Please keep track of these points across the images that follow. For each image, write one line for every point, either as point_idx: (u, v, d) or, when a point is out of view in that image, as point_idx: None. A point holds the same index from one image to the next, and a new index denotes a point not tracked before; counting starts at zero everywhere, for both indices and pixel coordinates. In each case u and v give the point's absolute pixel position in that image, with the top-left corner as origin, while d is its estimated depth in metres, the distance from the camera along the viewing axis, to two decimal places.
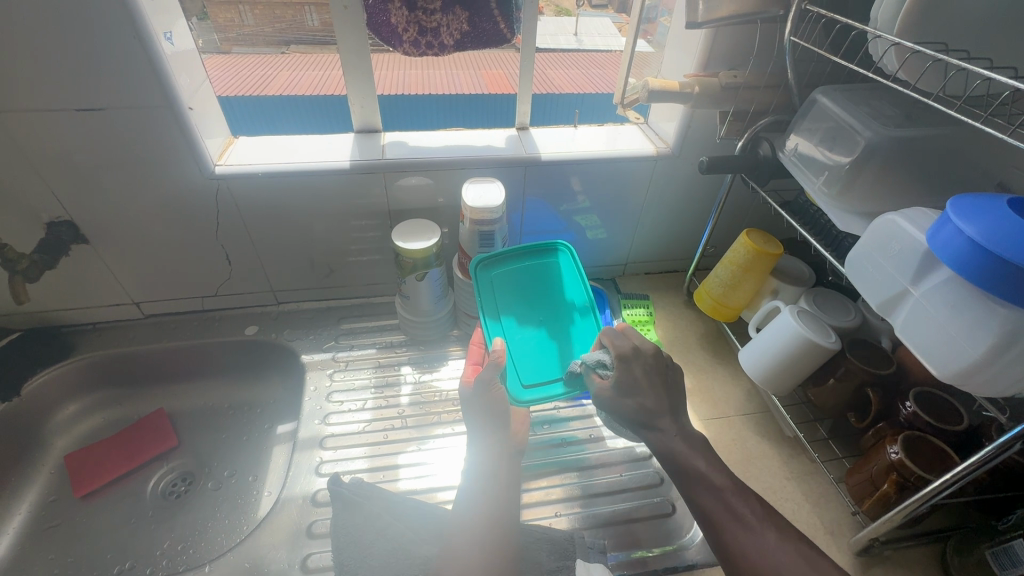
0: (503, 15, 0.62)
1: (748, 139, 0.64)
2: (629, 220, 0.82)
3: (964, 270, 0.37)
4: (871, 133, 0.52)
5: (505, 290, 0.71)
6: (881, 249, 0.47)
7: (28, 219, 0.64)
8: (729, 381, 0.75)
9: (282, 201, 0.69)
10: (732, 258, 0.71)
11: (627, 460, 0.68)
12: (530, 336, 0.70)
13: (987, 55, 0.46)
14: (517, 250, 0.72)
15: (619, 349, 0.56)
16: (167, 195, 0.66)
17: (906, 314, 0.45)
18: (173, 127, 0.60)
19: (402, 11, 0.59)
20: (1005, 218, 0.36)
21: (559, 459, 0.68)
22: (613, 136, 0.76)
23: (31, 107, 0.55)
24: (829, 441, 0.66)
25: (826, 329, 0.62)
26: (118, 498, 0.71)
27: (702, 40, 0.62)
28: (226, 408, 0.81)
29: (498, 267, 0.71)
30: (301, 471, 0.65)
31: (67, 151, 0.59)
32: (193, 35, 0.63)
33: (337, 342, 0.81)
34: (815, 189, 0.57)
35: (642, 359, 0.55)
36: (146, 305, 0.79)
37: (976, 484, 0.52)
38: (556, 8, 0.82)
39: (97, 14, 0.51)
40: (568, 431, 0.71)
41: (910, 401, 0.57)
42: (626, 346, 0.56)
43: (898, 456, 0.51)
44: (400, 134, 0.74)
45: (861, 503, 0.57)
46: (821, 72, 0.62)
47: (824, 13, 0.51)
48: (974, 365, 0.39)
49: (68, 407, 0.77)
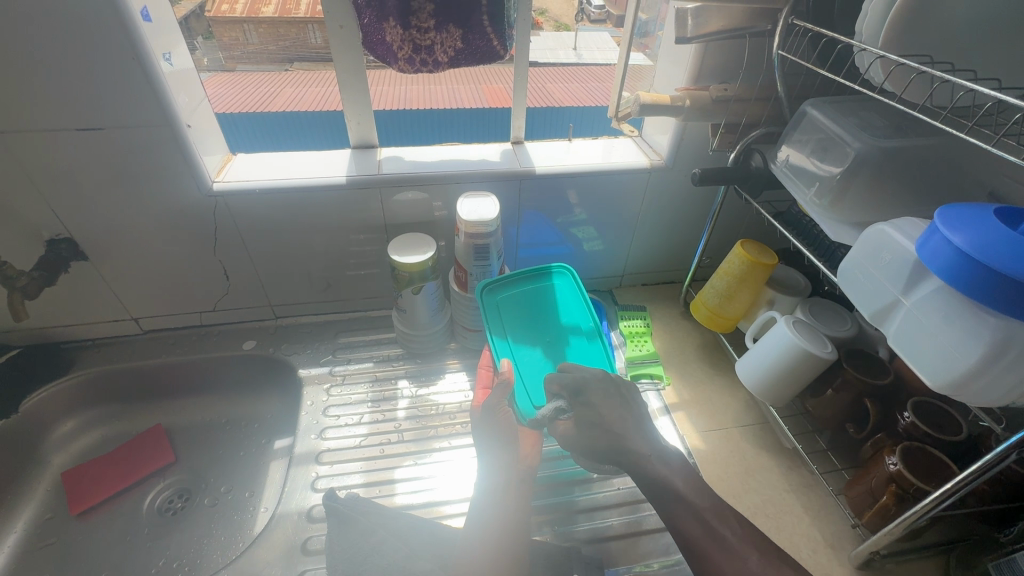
0: (496, 32, 0.63)
1: (740, 151, 0.64)
2: (625, 232, 0.82)
3: (953, 279, 0.37)
4: (859, 145, 0.52)
5: (509, 314, 0.73)
6: (873, 259, 0.47)
7: (28, 236, 0.65)
8: (728, 393, 0.75)
9: (279, 217, 0.70)
10: (727, 269, 0.71)
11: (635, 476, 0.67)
12: (537, 360, 0.71)
13: (972, 68, 0.47)
14: (520, 275, 0.75)
15: (569, 388, 0.56)
16: (165, 212, 0.67)
17: (899, 324, 0.45)
18: (171, 145, 0.61)
19: (397, 29, 0.60)
20: (993, 229, 0.36)
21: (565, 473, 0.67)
22: (608, 149, 0.77)
23: (32, 127, 0.56)
24: (829, 453, 0.65)
25: (822, 339, 0.61)
26: (114, 516, 0.70)
27: (692, 55, 0.63)
28: (223, 423, 0.81)
29: (503, 291, 0.73)
30: (297, 486, 0.65)
31: (66, 170, 0.60)
32: (191, 54, 0.65)
33: (334, 357, 0.81)
34: (806, 200, 0.57)
35: (588, 385, 0.56)
36: (144, 321, 0.79)
37: (977, 496, 0.52)
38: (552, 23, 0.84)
39: (98, 37, 0.52)
40: None
41: (908, 411, 0.56)
42: (570, 379, 0.57)
43: (897, 467, 0.51)
44: (397, 149, 0.75)
45: (861, 515, 0.56)
46: (810, 85, 0.62)
47: (810, 27, 0.52)
48: (967, 375, 0.39)
49: (66, 424, 0.77)
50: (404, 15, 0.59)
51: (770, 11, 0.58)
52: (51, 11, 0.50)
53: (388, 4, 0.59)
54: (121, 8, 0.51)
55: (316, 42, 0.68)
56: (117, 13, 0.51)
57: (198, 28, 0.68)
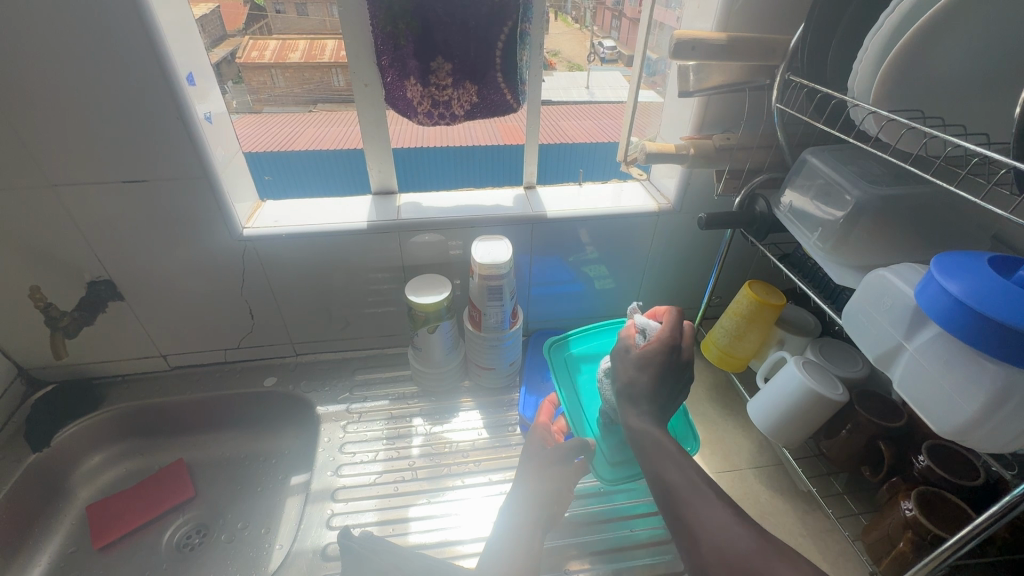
0: (510, 87, 0.67)
1: (745, 195, 0.66)
2: (636, 272, 0.84)
3: (952, 326, 0.38)
4: (858, 193, 0.54)
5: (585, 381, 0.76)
6: (876, 304, 0.49)
7: (72, 279, 0.69)
8: (740, 434, 0.75)
9: (304, 259, 0.74)
10: (736, 309, 0.73)
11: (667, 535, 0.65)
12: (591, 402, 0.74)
13: (961, 123, 0.50)
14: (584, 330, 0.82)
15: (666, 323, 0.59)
16: (200, 256, 0.71)
17: (903, 368, 0.46)
18: (208, 194, 0.65)
19: (418, 86, 0.65)
20: (986, 277, 0.37)
21: (589, 516, 0.67)
22: (617, 193, 0.80)
23: (86, 180, 0.62)
24: (845, 497, 0.65)
25: (833, 380, 0.62)
26: (134, 551, 0.72)
27: (696, 106, 0.67)
28: (242, 459, 0.83)
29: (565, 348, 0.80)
30: (312, 524, 0.66)
31: (112, 218, 0.65)
32: (224, 100, 0.69)
33: (351, 394, 0.83)
34: (810, 245, 0.59)
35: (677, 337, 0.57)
36: (172, 357, 0.82)
37: (998, 544, 0.52)
38: (567, 64, 0.82)
39: (150, 102, 0.58)
40: (617, 503, 0.69)
41: (923, 455, 0.56)
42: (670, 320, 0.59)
43: (913, 513, 0.51)
44: (415, 195, 0.79)
45: (879, 562, 0.55)
46: (810, 134, 0.65)
47: (806, 82, 0.54)
48: (972, 420, 0.40)
49: (93, 458, 0.79)
50: (424, 74, 0.64)
51: (768, 67, 0.61)
52: (111, 80, 0.56)
53: (409, 65, 0.64)
54: (170, 75, 0.56)
55: (338, 85, 0.72)
56: (165, 79, 0.57)
57: (230, 73, 0.72)
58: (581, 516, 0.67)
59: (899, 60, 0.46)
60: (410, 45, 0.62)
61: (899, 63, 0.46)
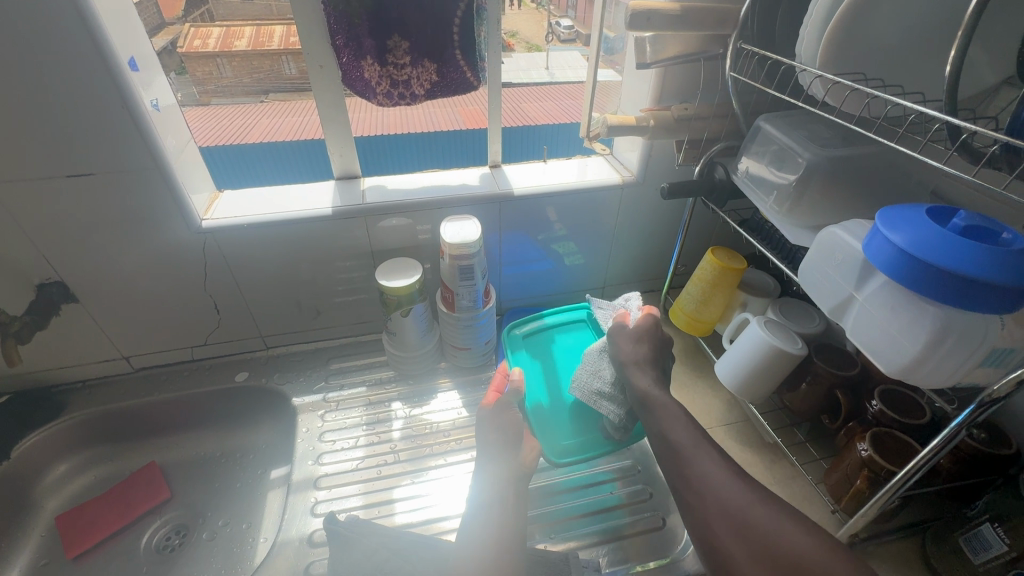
0: (468, 64, 0.67)
1: (704, 163, 0.69)
2: (602, 245, 0.86)
3: (897, 276, 0.40)
4: (810, 155, 0.57)
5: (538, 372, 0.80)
6: (828, 260, 0.52)
7: (19, 283, 0.66)
8: (710, 394, 0.78)
9: (270, 249, 0.72)
10: (700, 275, 0.75)
11: (640, 498, 0.68)
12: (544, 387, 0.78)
13: (900, 84, 0.52)
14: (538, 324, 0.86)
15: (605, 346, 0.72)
16: (159, 251, 0.68)
17: (855, 317, 0.49)
18: (160, 185, 0.63)
19: (375, 66, 0.63)
20: (926, 227, 0.40)
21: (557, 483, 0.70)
22: (583, 168, 0.81)
23: (28, 176, 0.58)
24: (807, 444, 0.69)
25: (792, 336, 0.65)
26: (113, 556, 0.70)
27: (655, 78, 0.68)
28: (217, 456, 0.81)
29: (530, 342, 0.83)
30: (297, 513, 0.66)
31: (59, 215, 0.62)
32: (171, 86, 0.66)
33: (327, 383, 0.82)
34: (767, 208, 0.61)
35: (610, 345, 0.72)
36: (135, 359, 0.79)
37: (944, 475, 0.57)
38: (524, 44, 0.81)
39: (91, 89, 0.55)
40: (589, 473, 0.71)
41: (875, 399, 0.60)
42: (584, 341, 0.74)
43: (868, 453, 0.55)
44: (380, 178, 0.78)
45: (839, 501, 0.59)
46: (763, 101, 0.67)
47: (756, 50, 0.56)
48: (917, 360, 0.43)
49: (59, 467, 0.76)
50: (381, 53, 0.62)
51: (721, 36, 0.62)
52: (48, 65, 0.52)
53: (364, 44, 0.62)
54: (113, 62, 0.54)
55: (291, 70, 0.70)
56: (107, 66, 0.54)
57: (171, 62, 0.68)
58: (550, 485, 0.69)
59: (843, 27, 0.48)
60: (364, 23, 0.61)
61: (842, 28, 0.48)
